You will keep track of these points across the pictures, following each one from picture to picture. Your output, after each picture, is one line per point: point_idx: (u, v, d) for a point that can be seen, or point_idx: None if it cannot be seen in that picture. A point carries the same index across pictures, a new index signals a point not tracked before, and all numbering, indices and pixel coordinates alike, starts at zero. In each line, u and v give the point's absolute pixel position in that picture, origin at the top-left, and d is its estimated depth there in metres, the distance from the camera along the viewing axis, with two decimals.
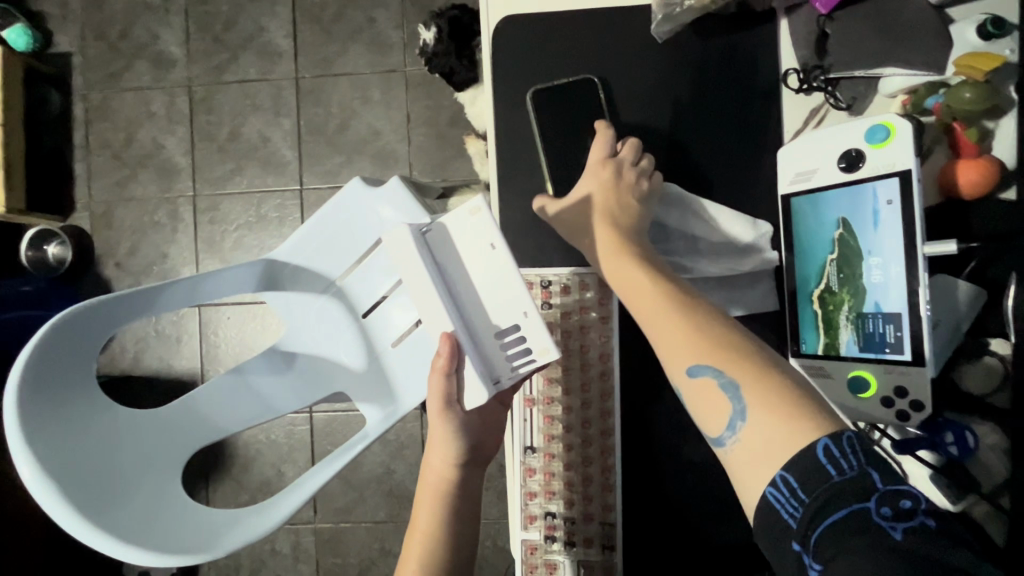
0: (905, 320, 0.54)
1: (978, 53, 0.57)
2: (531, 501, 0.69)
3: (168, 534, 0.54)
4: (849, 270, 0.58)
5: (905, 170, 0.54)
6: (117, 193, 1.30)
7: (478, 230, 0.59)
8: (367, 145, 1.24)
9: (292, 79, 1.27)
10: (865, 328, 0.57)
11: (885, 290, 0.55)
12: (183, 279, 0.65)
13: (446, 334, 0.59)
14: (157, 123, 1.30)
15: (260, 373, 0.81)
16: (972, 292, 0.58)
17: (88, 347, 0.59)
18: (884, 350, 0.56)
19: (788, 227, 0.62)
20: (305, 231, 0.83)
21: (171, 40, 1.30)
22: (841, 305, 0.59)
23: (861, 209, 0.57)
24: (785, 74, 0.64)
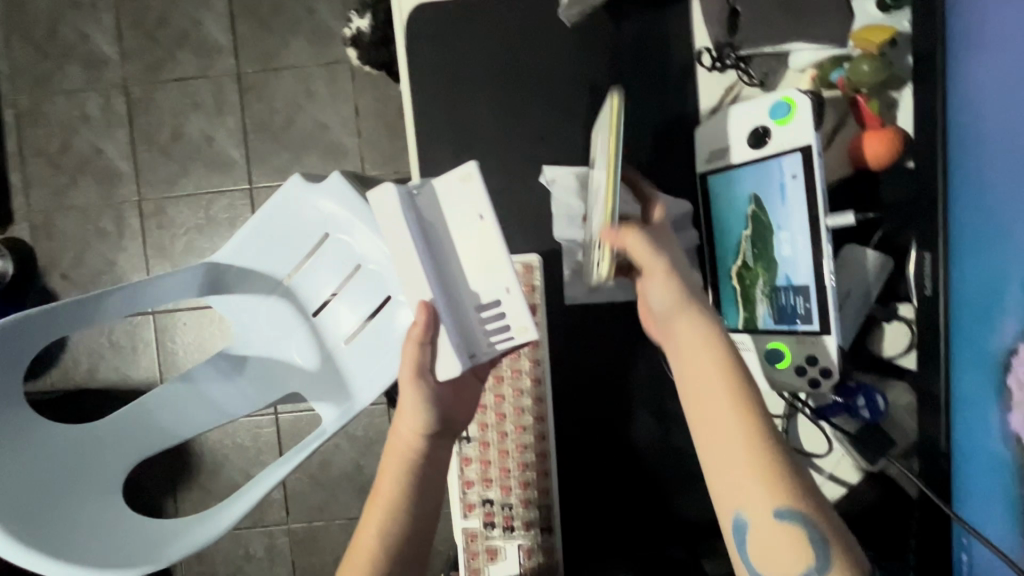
0: (812, 292, 0.56)
1: (872, 27, 0.60)
2: (469, 489, 0.68)
3: (104, 547, 0.53)
4: (762, 247, 0.59)
5: (806, 146, 0.55)
6: (57, 202, 1.25)
7: (469, 199, 0.57)
8: (315, 140, 1.22)
9: (233, 75, 1.23)
10: (778, 301, 0.59)
11: (794, 263, 0.57)
12: (124, 286, 0.65)
13: (424, 302, 0.56)
14: (93, 127, 1.25)
15: (210, 382, 0.79)
16: (880, 261, 0.60)
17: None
18: (796, 321, 0.58)
19: (706, 205, 0.64)
20: (246, 232, 0.82)
21: (102, 38, 1.24)
22: (756, 279, 0.60)
23: (769, 185, 0.58)
24: (699, 52, 0.65)
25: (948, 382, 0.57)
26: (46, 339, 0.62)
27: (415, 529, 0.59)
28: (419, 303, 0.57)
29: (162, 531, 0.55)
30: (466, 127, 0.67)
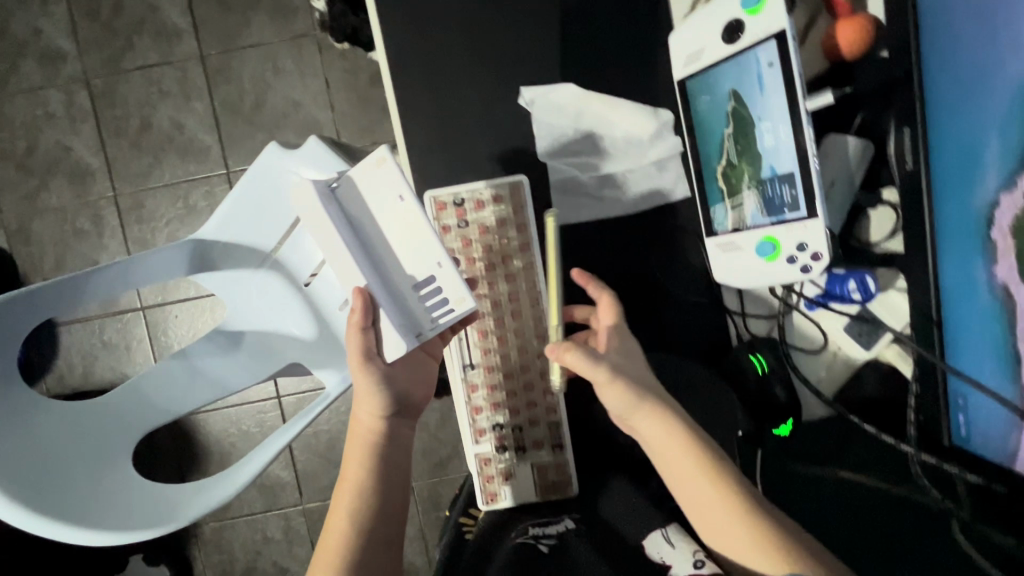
0: (798, 178, 0.55)
1: None
2: (477, 416, 0.67)
3: (121, 513, 0.53)
4: (745, 141, 0.58)
5: (780, 31, 0.54)
6: (30, 206, 1.22)
7: (387, 183, 0.57)
8: (288, 118, 1.20)
9: (197, 59, 1.20)
10: (765, 193, 0.58)
11: (777, 152, 0.55)
12: (114, 262, 0.65)
13: (358, 288, 0.58)
14: (58, 125, 1.21)
15: (208, 356, 0.79)
16: (860, 145, 0.60)
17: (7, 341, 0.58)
18: (784, 211, 0.57)
19: (686, 110, 0.63)
20: (228, 204, 0.81)
21: (57, 32, 1.20)
22: (742, 175, 0.59)
23: (747, 76, 0.56)
24: None
25: (936, 264, 0.55)
26: (40, 317, 0.61)
27: (386, 498, 0.61)
28: (355, 289, 0.59)
29: (172, 499, 0.55)
30: (440, 69, 0.67)
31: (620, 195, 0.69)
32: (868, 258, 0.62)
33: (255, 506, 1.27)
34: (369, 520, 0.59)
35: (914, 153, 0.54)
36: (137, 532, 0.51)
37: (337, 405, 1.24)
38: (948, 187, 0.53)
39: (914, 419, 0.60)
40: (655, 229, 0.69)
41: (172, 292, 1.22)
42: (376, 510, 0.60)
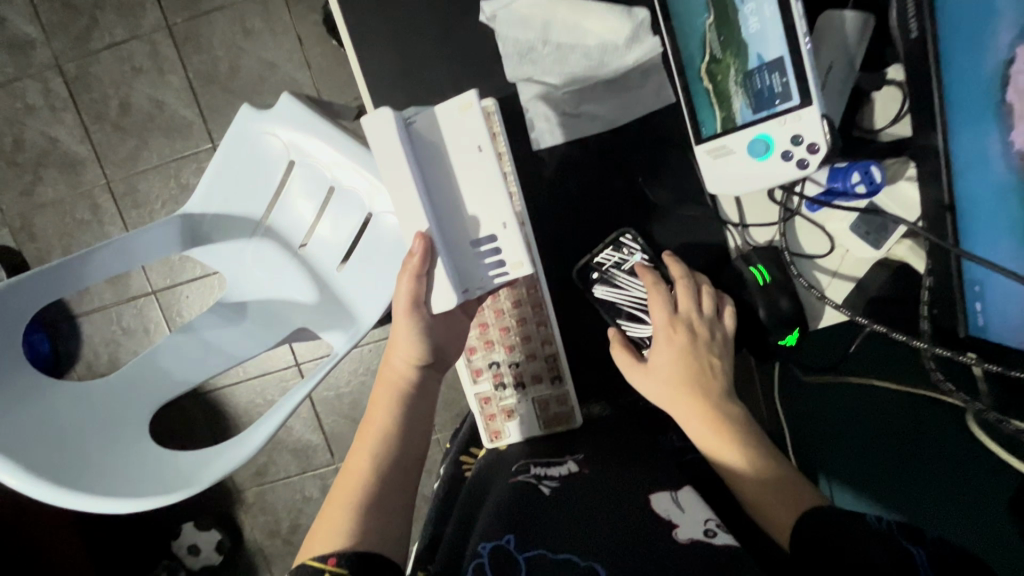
0: (788, 64, 0.52)
1: None
2: (473, 356, 0.70)
3: (142, 483, 0.55)
4: (728, 32, 0.55)
5: None
6: (29, 200, 1.23)
7: (467, 133, 0.56)
8: (265, 81, 1.16)
9: (165, 29, 1.16)
10: (754, 87, 0.55)
11: (764, 38, 0.52)
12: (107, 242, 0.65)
13: (421, 234, 0.56)
14: (40, 116, 1.20)
15: (215, 327, 0.79)
16: (860, 22, 0.56)
17: (19, 323, 0.59)
18: (776, 103, 0.54)
19: (664, 9, 0.58)
20: (214, 174, 0.79)
21: (21, 19, 1.17)
22: (727, 71, 0.57)
23: None
24: None
25: (947, 139, 0.49)
26: (39, 304, 0.61)
27: (408, 444, 0.62)
28: (417, 234, 0.56)
29: (191, 463, 0.57)
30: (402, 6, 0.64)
31: (598, 114, 0.65)
32: (878, 147, 0.60)
33: (291, 469, 1.32)
34: (387, 467, 0.60)
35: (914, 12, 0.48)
36: (157, 500, 0.52)
37: (355, 366, 1.27)
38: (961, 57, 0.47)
39: (927, 313, 0.57)
40: (647, 145, 0.66)
41: (180, 273, 1.23)
42: (394, 461, 0.61)
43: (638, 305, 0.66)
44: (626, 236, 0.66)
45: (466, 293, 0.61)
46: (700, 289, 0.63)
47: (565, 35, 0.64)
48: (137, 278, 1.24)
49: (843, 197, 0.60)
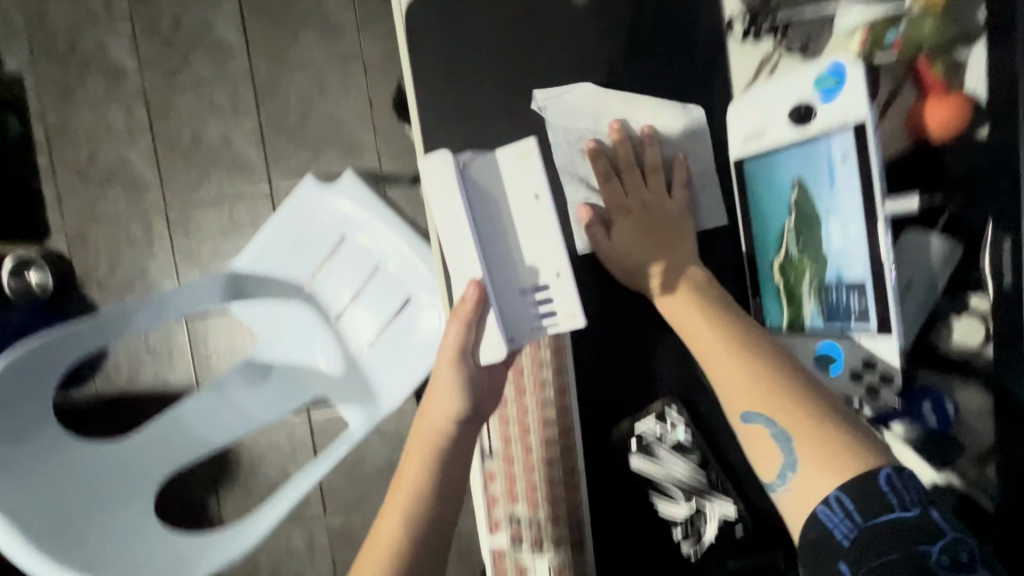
0: (868, 288, 0.63)
1: None
2: (494, 507, 0.72)
3: None
4: (808, 240, 0.66)
5: (859, 123, 0.61)
6: (88, 212, 1.28)
7: (525, 183, 0.59)
8: (330, 136, 1.20)
9: (247, 75, 1.22)
10: (830, 298, 0.66)
11: (846, 257, 0.64)
12: (152, 300, 0.69)
13: (475, 280, 0.58)
14: (117, 137, 1.26)
15: (240, 389, 0.80)
16: (946, 247, 0.65)
17: (50, 372, 0.64)
18: (851, 318, 0.65)
19: (743, 198, 0.69)
20: (270, 233, 0.81)
21: (120, 48, 1.25)
22: (802, 274, 0.67)
23: (816, 169, 0.64)
24: (729, 23, 0.69)
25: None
26: (70, 359, 0.66)
27: (444, 505, 0.62)
28: (471, 279, 0.58)
29: (189, 549, 0.63)
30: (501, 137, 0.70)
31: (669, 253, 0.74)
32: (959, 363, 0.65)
33: None
34: (416, 541, 0.59)
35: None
36: None
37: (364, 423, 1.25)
38: None
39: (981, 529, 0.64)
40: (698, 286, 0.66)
41: None
42: (425, 531, 0.60)
43: (676, 481, 0.71)
44: (671, 409, 0.71)
45: (512, 338, 0.62)
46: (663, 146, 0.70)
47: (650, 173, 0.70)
48: None
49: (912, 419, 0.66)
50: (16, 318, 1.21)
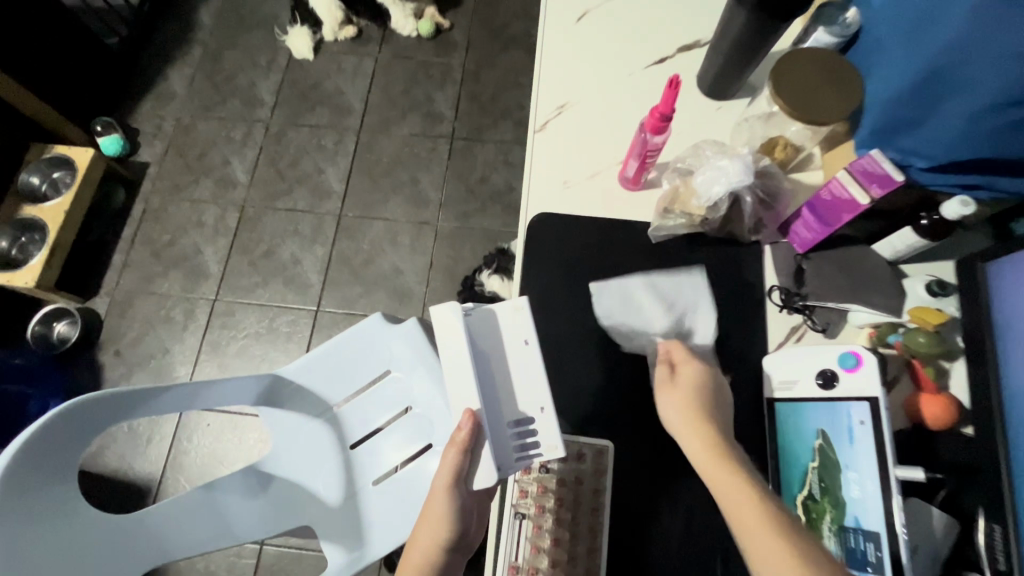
0: (886, 540, 0.45)
1: (927, 307, 0.53)
2: None
3: None
4: (829, 481, 0.49)
5: (874, 396, 0.48)
6: (142, 286, 1.36)
7: (515, 328, 0.58)
8: (388, 281, 1.36)
9: (335, 216, 1.42)
10: (847, 543, 0.47)
11: (864, 505, 0.47)
12: (186, 385, 0.70)
13: (470, 410, 0.54)
14: (202, 232, 1.41)
15: (235, 494, 0.77)
16: (947, 521, 0.48)
17: (82, 439, 0.61)
18: (866, 570, 0.45)
19: (769, 433, 0.53)
20: (318, 354, 0.87)
21: (239, 167, 1.48)
22: (823, 514, 0.49)
23: (836, 423, 0.50)
24: (769, 289, 0.58)
25: None
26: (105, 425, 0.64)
27: None
28: (466, 409, 0.55)
29: None
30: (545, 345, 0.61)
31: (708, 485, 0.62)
32: None
33: None
34: None
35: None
36: None
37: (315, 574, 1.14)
38: None
39: None
40: None
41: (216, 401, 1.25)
42: None
43: None
44: None
45: (502, 469, 0.55)
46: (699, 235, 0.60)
47: None
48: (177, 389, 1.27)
49: None
50: (21, 363, 1.22)
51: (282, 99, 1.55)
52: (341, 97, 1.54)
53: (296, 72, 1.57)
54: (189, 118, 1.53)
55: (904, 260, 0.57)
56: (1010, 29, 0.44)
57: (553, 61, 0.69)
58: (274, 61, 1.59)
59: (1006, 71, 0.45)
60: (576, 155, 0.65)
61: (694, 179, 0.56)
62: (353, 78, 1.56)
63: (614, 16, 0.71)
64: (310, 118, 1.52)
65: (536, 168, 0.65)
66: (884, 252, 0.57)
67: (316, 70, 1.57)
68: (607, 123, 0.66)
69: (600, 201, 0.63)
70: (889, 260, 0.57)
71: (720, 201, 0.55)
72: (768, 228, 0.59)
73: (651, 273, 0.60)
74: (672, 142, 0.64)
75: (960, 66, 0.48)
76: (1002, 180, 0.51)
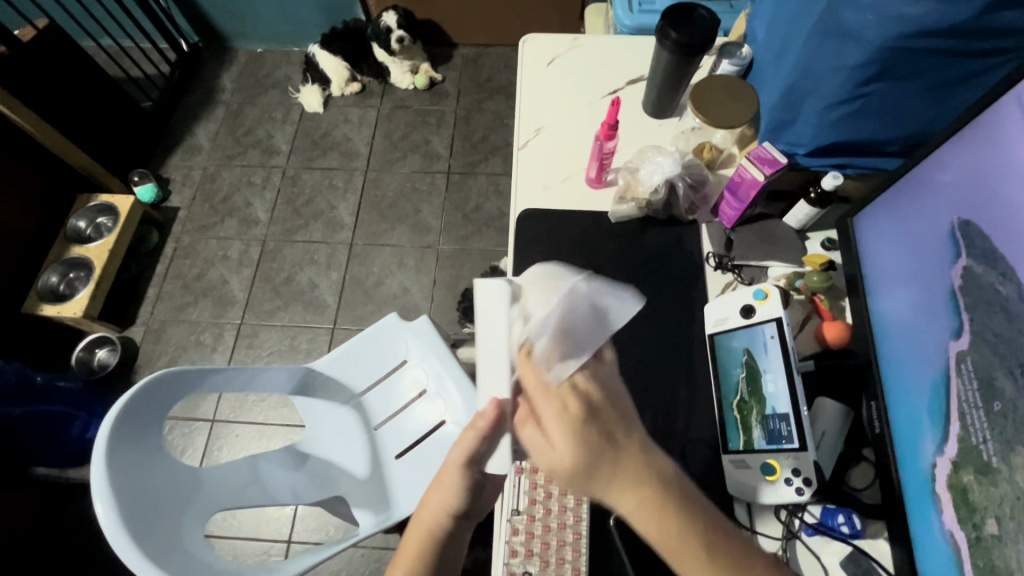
0: (794, 417, 0.57)
1: (815, 256, 0.71)
2: (511, 559, 0.61)
3: (169, 558, 0.62)
4: (753, 382, 0.62)
5: (778, 317, 0.62)
6: (175, 314, 1.51)
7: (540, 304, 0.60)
8: (397, 300, 1.51)
9: (347, 244, 1.59)
10: (769, 425, 0.59)
11: (775, 394, 0.59)
12: (247, 367, 0.85)
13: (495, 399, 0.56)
14: (228, 265, 1.58)
15: (280, 468, 0.87)
16: (841, 407, 0.61)
17: (172, 401, 0.75)
18: (782, 442, 0.57)
19: (713, 364, 0.66)
20: (343, 350, 1.01)
21: (259, 207, 1.66)
22: (751, 408, 0.61)
23: (755, 341, 0.63)
24: (706, 255, 0.74)
25: None
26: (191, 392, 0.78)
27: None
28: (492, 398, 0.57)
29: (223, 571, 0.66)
30: None
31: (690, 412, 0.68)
32: (863, 505, 0.58)
33: None
34: None
35: (993, 420, 0.42)
36: None
37: (338, 566, 1.23)
38: (909, 458, 0.51)
39: None
40: None
41: (243, 413, 1.37)
42: None
43: None
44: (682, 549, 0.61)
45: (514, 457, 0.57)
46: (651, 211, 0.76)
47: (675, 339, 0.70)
48: (208, 404, 1.38)
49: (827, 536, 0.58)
50: (66, 385, 1.31)
51: (297, 147, 1.75)
52: (349, 143, 1.75)
53: (308, 124, 1.79)
54: (214, 167, 1.73)
55: (807, 229, 0.74)
56: (831, 52, 0.60)
57: (529, 96, 0.88)
58: (289, 116, 1.81)
59: (837, 77, 0.61)
60: (550, 165, 0.83)
61: (640, 173, 0.74)
62: (359, 126, 1.77)
63: (575, 60, 0.91)
64: (322, 162, 1.72)
65: (520, 176, 0.82)
66: (791, 223, 0.74)
67: (326, 121, 1.79)
68: (573, 140, 0.84)
69: (573, 198, 0.80)
70: (797, 229, 0.74)
71: (660, 188, 0.73)
72: (701, 209, 0.77)
73: (617, 247, 0.76)
74: (625, 151, 0.82)
75: (805, 76, 0.65)
76: (859, 160, 0.69)
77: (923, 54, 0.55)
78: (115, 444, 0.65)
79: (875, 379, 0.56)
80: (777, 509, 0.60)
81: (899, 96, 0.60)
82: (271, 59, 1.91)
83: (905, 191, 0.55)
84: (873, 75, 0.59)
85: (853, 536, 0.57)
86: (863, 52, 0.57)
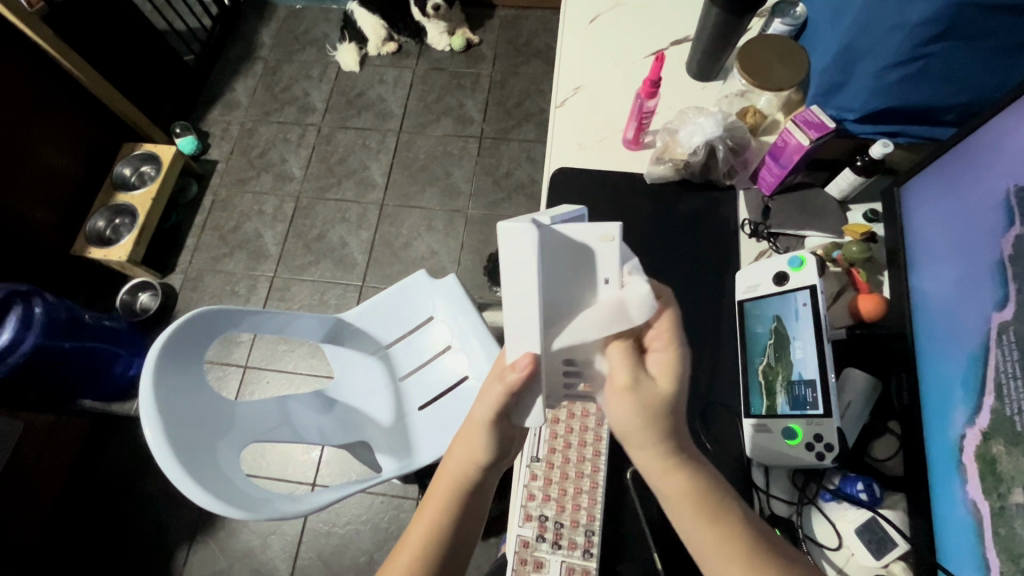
0: (819, 383, 0.57)
1: (856, 225, 0.69)
2: (529, 501, 0.64)
3: (208, 477, 0.66)
4: (780, 349, 0.62)
5: (811, 285, 0.60)
6: (211, 264, 1.56)
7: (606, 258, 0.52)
8: (425, 260, 1.53)
9: (378, 205, 1.61)
10: (793, 391, 0.59)
11: (804, 361, 0.59)
12: (280, 312, 0.87)
13: (531, 354, 0.51)
14: (262, 219, 1.62)
15: (310, 409, 0.91)
16: (870, 378, 0.61)
17: (211, 337, 0.78)
18: (805, 408, 0.58)
19: (742, 330, 0.66)
20: (371, 303, 1.03)
21: (294, 164, 1.69)
22: (776, 374, 0.61)
23: (787, 308, 0.62)
24: (742, 222, 0.73)
25: None
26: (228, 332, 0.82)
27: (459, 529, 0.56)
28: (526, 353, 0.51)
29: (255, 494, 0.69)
30: None
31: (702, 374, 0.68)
32: (882, 478, 0.58)
33: None
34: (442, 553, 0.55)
35: None
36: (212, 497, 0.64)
37: (359, 511, 1.29)
38: (935, 432, 0.51)
39: None
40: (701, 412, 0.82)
41: (275, 361, 1.43)
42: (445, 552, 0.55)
43: None
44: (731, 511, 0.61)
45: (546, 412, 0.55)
46: (687, 170, 0.74)
47: (704, 302, 0.70)
48: (242, 350, 1.44)
49: (845, 503, 0.58)
50: (111, 325, 1.38)
51: (332, 106, 1.76)
52: (383, 104, 1.75)
53: (344, 82, 1.79)
54: (252, 122, 1.75)
55: (849, 200, 0.72)
56: (891, 10, 0.58)
57: (570, 53, 0.86)
58: (326, 74, 1.81)
59: (894, 39, 0.59)
60: (588, 125, 0.82)
61: (679, 134, 0.73)
62: (394, 87, 1.77)
63: (619, 18, 0.88)
64: (356, 122, 1.73)
65: (557, 135, 0.81)
66: (834, 193, 0.72)
67: (361, 81, 1.79)
68: (613, 100, 0.83)
69: (610, 159, 0.79)
70: (839, 200, 0.72)
71: (698, 150, 0.71)
72: (739, 175, 0.75)
73: (650, 209, 0.75)
74: (664, 113, 0.80)
75: (860, 36, 0.63)
76: (913, 129, 0.66)
77: (991, 15, 0.53)
78: (160, 371, 0.69)
79: (911, 352, 0.55)
80: (795, 474, 0.61)
81: (961, 61, 0.58)
82: (309, 16, 1.91)
83: (949, 162, 0.54)
84: (935, 36, 0.56)
85: (872, 503, 0.57)
86: (928, 8, 0.54)
